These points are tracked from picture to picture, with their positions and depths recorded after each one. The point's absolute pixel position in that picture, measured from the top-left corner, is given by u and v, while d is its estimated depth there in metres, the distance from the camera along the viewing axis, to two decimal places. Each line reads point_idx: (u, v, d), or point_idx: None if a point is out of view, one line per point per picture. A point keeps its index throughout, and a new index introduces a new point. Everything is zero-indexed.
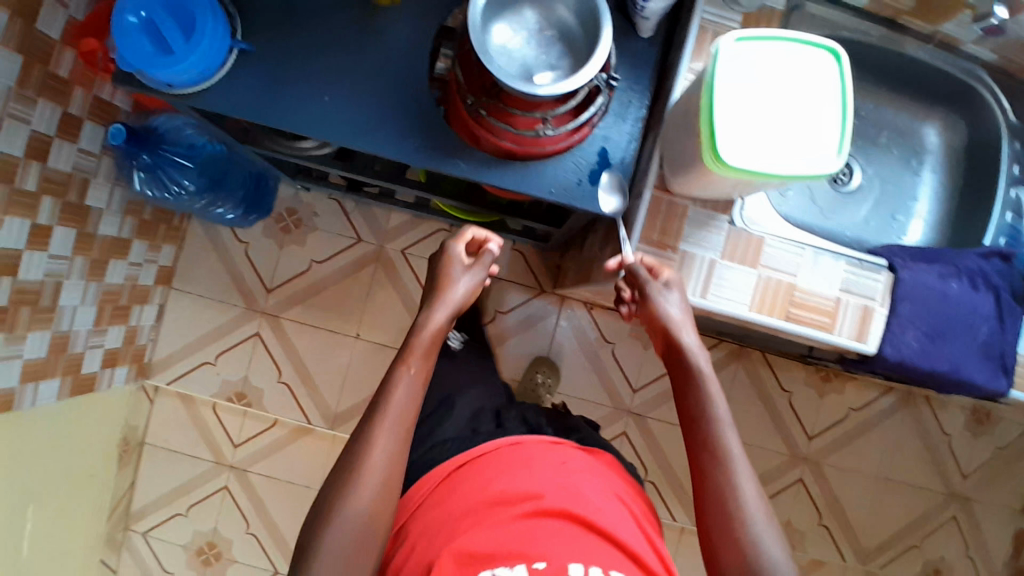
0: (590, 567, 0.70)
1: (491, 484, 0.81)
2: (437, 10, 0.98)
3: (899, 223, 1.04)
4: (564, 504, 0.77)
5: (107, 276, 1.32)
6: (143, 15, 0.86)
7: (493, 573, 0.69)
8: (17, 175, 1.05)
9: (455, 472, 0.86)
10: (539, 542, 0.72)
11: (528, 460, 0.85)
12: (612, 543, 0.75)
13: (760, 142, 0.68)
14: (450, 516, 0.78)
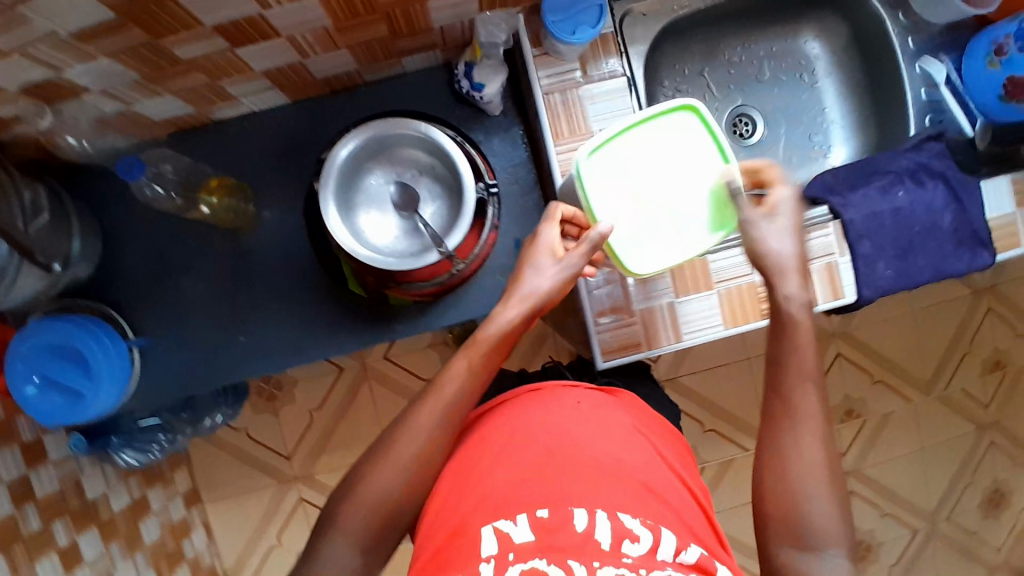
0: (597, 512, 0.63)
1: (507, 435, 0.71)
2: (293, 194, 0.93)
3: (820, 140, 1.03)
4: (570, 446, 0.69)
5: (145, 538, 1.32)
6: (37, 377, 0.83)
7: (494, 525, 0.63)
8: (20, 522, 1.03)
9: (470, 428, 0.77)
10: (553, 484, 0.65)
11: (541, 401, 0.75)
12: (633, 486, 0.66)
13: (659, 231, 0.75)
14: (449, 479, 0.70)
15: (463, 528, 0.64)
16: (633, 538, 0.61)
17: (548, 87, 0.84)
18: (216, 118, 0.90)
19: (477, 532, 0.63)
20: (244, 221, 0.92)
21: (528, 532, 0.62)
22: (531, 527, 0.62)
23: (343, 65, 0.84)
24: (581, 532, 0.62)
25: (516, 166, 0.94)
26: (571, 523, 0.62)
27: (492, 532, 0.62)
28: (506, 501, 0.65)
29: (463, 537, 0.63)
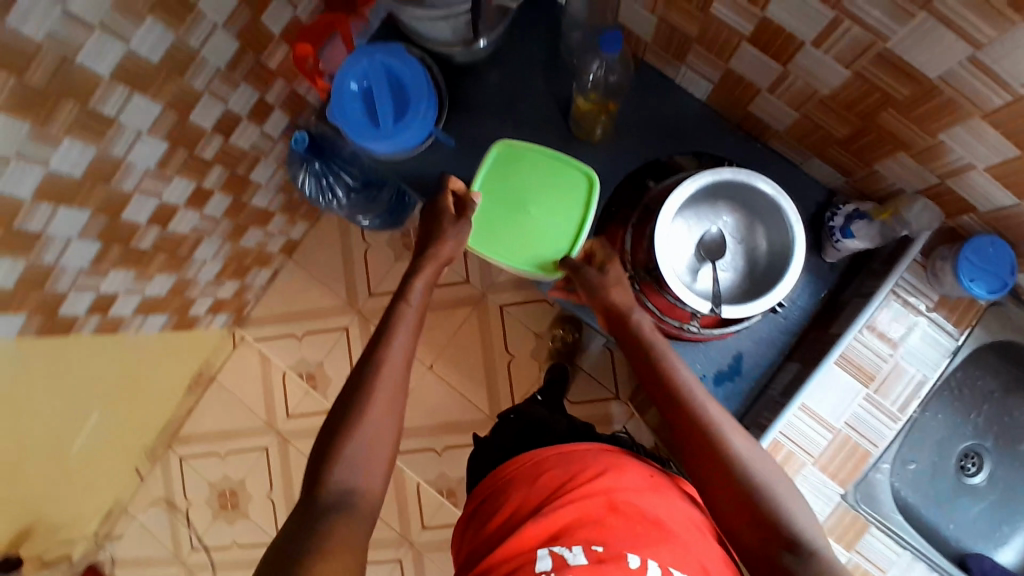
0: (649, 560, 0.64)
1: (571, 473, 0.73)
2: (636, 156, 0.96)
3: (1003, 534, 0.96)
4: (631, 501, 0.70)
5: (242, 239, 1.39)
6: (364, 85, 0.90)
7: (550, 551, 0.65)
8: (200, 143, 1.10)
9: (527, 460, 0.78)
10: (610, 528, 0.67)
11: (612, 458, 0.76)
12: (686, 550, 0.67)
13: (505, 240, 0.91)
14: (512, 508, 0.73)
15: (520, 544, 0.67)
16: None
17: (900, 289, 0.84)
18: (644, 58, 0.94)
19: (534, 551, 0.66)
20: (584, 132, 0.95)
21: (582, 557, 0.64)
22: (585, 555, 0.64)
23: (778, 122, 0.87)
24: (632, 569, 0.62)
25: (795, 306, 0.92)
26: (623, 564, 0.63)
27: (550, 553, 0.65)
28: (569, 527, 0.67)
29: (525, 552, 0.66)
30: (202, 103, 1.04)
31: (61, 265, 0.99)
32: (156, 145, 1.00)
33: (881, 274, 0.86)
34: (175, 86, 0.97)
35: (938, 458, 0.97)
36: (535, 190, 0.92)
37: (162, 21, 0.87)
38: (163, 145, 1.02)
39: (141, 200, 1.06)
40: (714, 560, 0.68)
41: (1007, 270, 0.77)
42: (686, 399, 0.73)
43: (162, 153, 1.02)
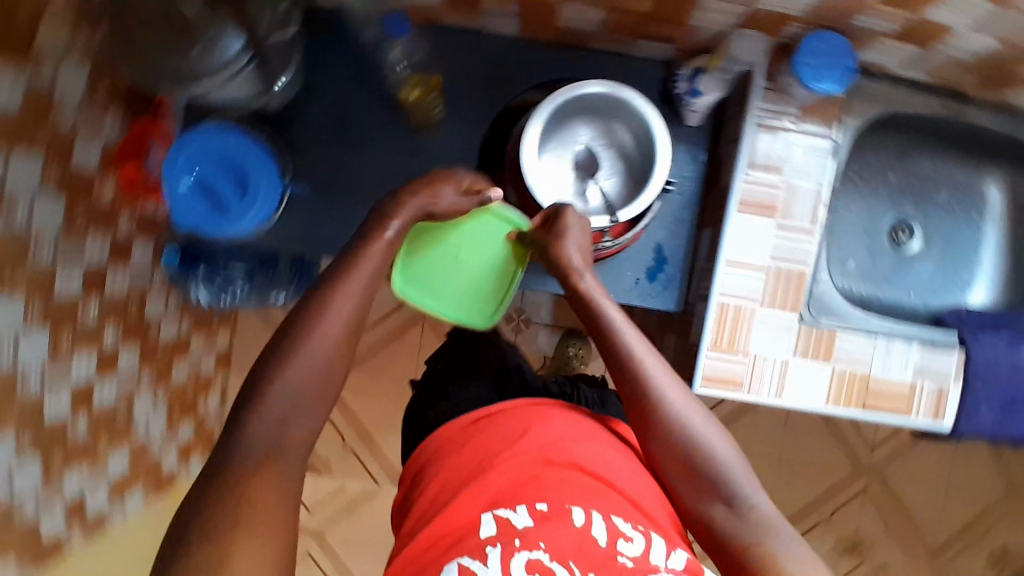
0: (594, 513, 0.62)
1: (505, 437, 0.69)
2: (480, 118, 0.96)
3: (963, 278, 1.03)
4: (568, 454, 0.67)
5: (174, 377, 1.35)
6: (196, 173, 0.85)
7: (494, 514, 0.62)
8: (79, 313, 1.04)
9: (457, 422, 0.74)
10: (549, 485, 0.63)
11: (542, 410, 0.73)
12: (626, 494, 0.65)
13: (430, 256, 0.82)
14: (443, 479, 0.68)
15: (457, 513, 0.63)
16: (628, 538, 0.60)
17: (760, 118, 0.87)
18: (442, 23, 0.93)
19: (478, 515, 0.62)
20: (427, 120, 0.94)
21: (527, 519, 0.60)
22: (529, 515, 0.61)
23: (588, 22, 0.88)
24: (577, 527, 0.60)
25: (683, 177, 0.97)
26: (567, 521, 0.60)
27: (492, 519, 0.61)
28: (509, 495, 0.63)
29: (459, 521, 0.62)
30: (60, 277, 0.98)
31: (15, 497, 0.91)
32: (38, 337, 0.94)
33: (741, 111, 0.89)
34: (26, 271, 0.90)
35: (870, 244, 1.02)
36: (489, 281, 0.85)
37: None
38: (44, 334, 0.96)
39: (55, 395, 0.98)
40: (650, 494, 0.67)
41: (844, 54, 0.80)
42: (624, 350, 0.70)
43: (46, 340, 0.96)
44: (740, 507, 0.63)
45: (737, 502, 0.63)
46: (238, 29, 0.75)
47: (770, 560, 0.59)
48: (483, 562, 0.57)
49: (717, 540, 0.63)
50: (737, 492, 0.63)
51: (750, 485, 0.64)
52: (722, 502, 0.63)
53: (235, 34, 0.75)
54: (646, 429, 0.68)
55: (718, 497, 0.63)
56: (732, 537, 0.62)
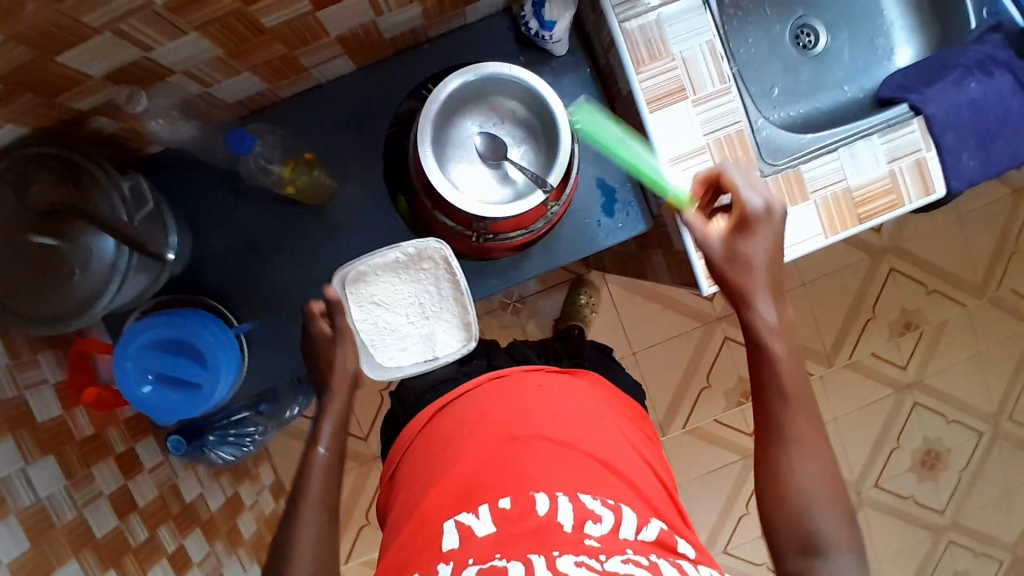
0: (557, 497, 0.64)
1: (468, 427, 0.74)
2: (369, 161, 0.91)
3: (883, 45, 1.02)
4: (534, 432, 0.71)
5: (244, 534, 1.35)
6: (152, 375, 0.82)
7: (457, 520, 0.65)
8: (127, 536, 1.04)
9: (433, 419, 0.80)
10: (516, 470, 0.67)
11: (507, 389, 0.78)
12: (594, 465, 0.69)
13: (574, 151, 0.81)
14: (419, 484, 0.74)
15: (427, 523, 0.67)
16: (595, 519, 0.62)
17: (621, 14, 0.83)
18: (280, 97, 0.88)
19: (442, 527, 0.66)
20: (326, 196, 0.89)
21: (487, 525, 0.63)
22: (491, 518, 0.64)
23: (411, 20, 0.83)
24: (543, 515, 0.63)
25: (584, 105, 0.93)
26: (530, 507, 0.64)
27: (456, 527, 0.65)
28: (476, 489, 0.67)
29: (433, 530, 0.66)
30: (91, 517, 0.98)
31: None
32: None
33: (600, 17, 0.85)
34: (59, 535, 0.90)
35: (784, 62, 1.00)
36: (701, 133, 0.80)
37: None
38: (110, 574, 0.98)
39: None
40: (620, 460, 0.72)
41: None
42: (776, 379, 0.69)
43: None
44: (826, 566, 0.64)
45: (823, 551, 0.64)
46: (95, 227, 0.73)
47: None
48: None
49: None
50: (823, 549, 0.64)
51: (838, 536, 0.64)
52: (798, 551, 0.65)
53: (99, 234, 0.73)
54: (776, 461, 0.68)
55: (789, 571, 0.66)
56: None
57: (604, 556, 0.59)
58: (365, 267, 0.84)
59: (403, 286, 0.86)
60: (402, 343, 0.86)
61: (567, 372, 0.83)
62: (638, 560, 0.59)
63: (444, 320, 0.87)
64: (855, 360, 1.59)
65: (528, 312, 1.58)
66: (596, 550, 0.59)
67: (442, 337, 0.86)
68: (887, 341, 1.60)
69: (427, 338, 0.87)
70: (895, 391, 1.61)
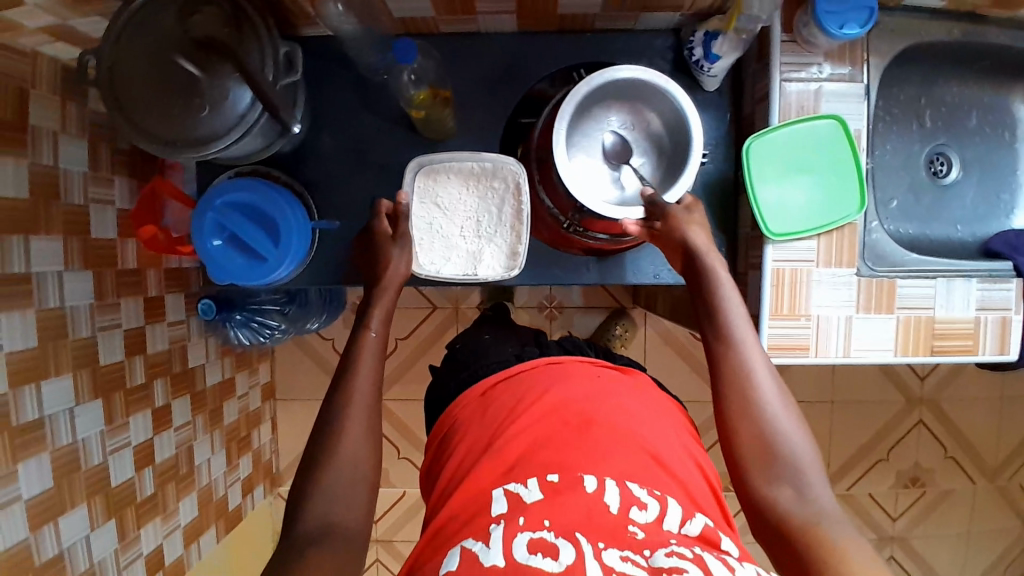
0: (606, 480, 0.68)
1: (520, 399, 0.79)
2: (494, 118, 0.93)
3: (1007, 200, 1.01)
4: (586, 415, 0.76)
5: (225, 418, 1.37)
6: (225, 233, 0.85)
7: (506, 488, 0.70)
8: (126, 375, 1.07)
9: (490, 391, 0.84)
10: (566, 453, 0.72)
11: (564, 373, 0.83)
12: (643, 454, 0.73)
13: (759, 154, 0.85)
14: (466, 449, 0.78)
15: (478, 488, 0.71)
16: (641, 506, 0.66)
17: (786, 73, 0.85)
18: (439, 30, 0.90)
19: (491, 493, 0.70)
20: (442, 134, 0.92)
21: (536, 493, 0.67)
22: (539, 488, 0.68)
23: (589, 5, 0.84)
24: (591, 492, 0.67)
25: (712, 146, 0.94)
26: (579, 487, 0.67)
27: (505, 495, 0.68)
28: (525, 465, 0.71)
29: (480, 494, 0.70)
30: (102, 343, 1.01)
31: (95, 563, 0.99)
32: (92, 409, 0.99)
33: (762, 69, 0.86)
34: (69, 348, 0.94)
35: (910, 179, 1.00)
36: (855, 194, 0.84)
37: (13, 309, 0.85)
38: (98, 403, 1.00)
39: (117, 458, 1.04)
40: (669, 453, 0.75)
41: None
42: (735, 342, 0.73)
43: (101, 410, 1.01)
44: (807, 494, 0.66)
45: (795, 480, 0.67)
46: (239, 78, 0.75)
47: (819, 540, 0.62)
48: (485, 542, 0.63)
49: (765, 511, 0.67)
50: (800, 473, 0.67)
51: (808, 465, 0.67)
52: (775, 482, 0.67)
53: (239, 85, 0.75)
54: (734, 411, 0.71)
55: (753, 487, 0.69)
56: (789, 517, 0.65)
57: (648, 551, 0.61)
58: (442, 165, 0.87)
59: (467, 198, 0.87)
60: (448, 248, 0.87)
61: (619, 368, 0.88)
62: (681, 553, 0.61)
63: (494, 243, 0.88)
64: (848, 493, 1.58)
65: (562, 322, 1.59)
66: (642, 544, 0.62)
67: (487, 258, 0.87)
68: (888, 488, 1.58)
69: (472, 256, 0.88)
70: (876, 538, 1.60)
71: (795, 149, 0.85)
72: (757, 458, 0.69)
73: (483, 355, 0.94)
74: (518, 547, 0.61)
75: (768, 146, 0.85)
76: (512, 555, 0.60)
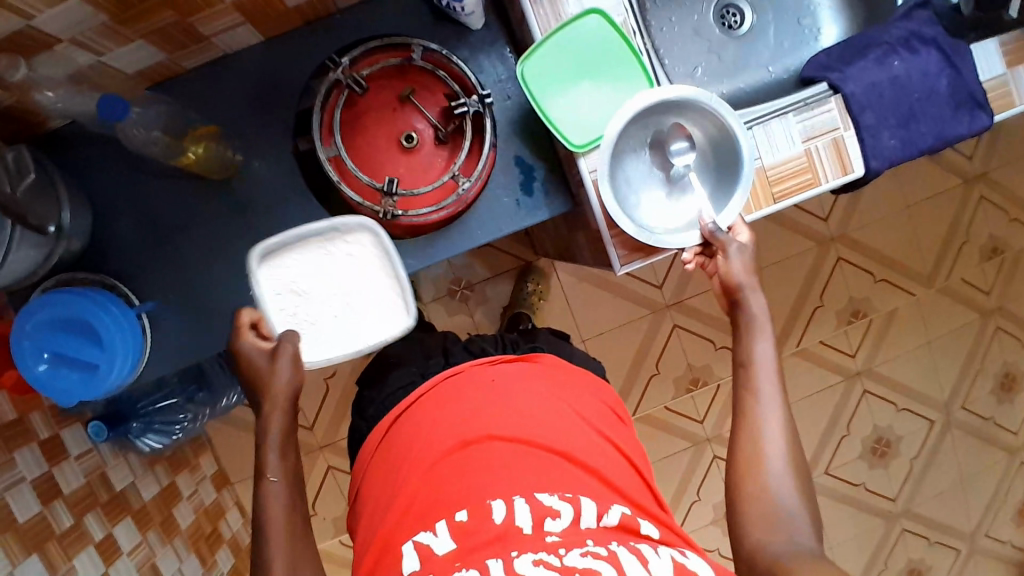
0: (514, 501, 0.67)
1: (423, 435, 0.76)
2: (280, 137, 0.90)
3: (809, 25, 1.01)
4: (484, 433, 0.74)
5: (181, 522, 1.33)
6: (48, 354, 0.81)
7: (416, 539, 0.67)
8: (52, 522, 1.02)
9: (390, 430, 0.82)
10: (469, 479, 0.70)
11: (457, 390, 0.80)
12: (549, 457, 0.72)
13: (540, 74, 0.83)
14: (380, 501, 0.76)
15: (392, 544, 0.69)
16: (552, 517, 0.65)
17: None
18: (186, 66, 0.86)
19: (400, 550, 0.68)
20: (230, 171, 0.88)
21: (446, 540, 0.65)
22: (448, 533, 0.66)
23: None
24: (500, 521, 0.65)
25: (506, 84, 0.91)
26: (486, 518, 0.65)
27: (416, 546, 0.67)
28: (434, 508, 0.69)
29: (394, 552, 0.68)
30: (13, 501, 0.96)
31: None
32: (31, 565, 0.94)
33: None
34: None
35: (706, 43, 0.99)
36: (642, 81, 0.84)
37: None
38: (34, 560, 0.95)
39: None
40: (576, 447, 0.74)
41: None
42: (755, 386, 0.75)
43: (41, 562, 0.96)
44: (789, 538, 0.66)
45: (776, 529, 0.67)
46: None
47: None
48: None
49: (752, 560, 0.66)
50: (782, 517, 0.68)
51: (794, 524, 0.67)
52: (764, 524, 0.68)
53: None
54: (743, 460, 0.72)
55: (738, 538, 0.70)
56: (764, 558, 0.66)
57: (564, 551, 0.61)
58: (283, 246, 0.81)
59: (328, 270, 0.83)
60: (335, 327, 0.83)
61: (520, 358, 0.85)
62: (596, 552, 0.61)
63: (382, 301, 0.84)
64: (803, 348, 1.62)
65: (476, 299, 1.56)
66: (557, 544, 0.62)
67: (380, 321, 0.84)
68: (834, 330, 1.63)
69: (363, 326, 0.84)
70: (844, 379, 1.65)
71: (568, 55, 0.83)
72: (754, 516, 0.69)
73: (379, 384, 0.92)
74: None
75: (544, 64, 0.83)
76: None
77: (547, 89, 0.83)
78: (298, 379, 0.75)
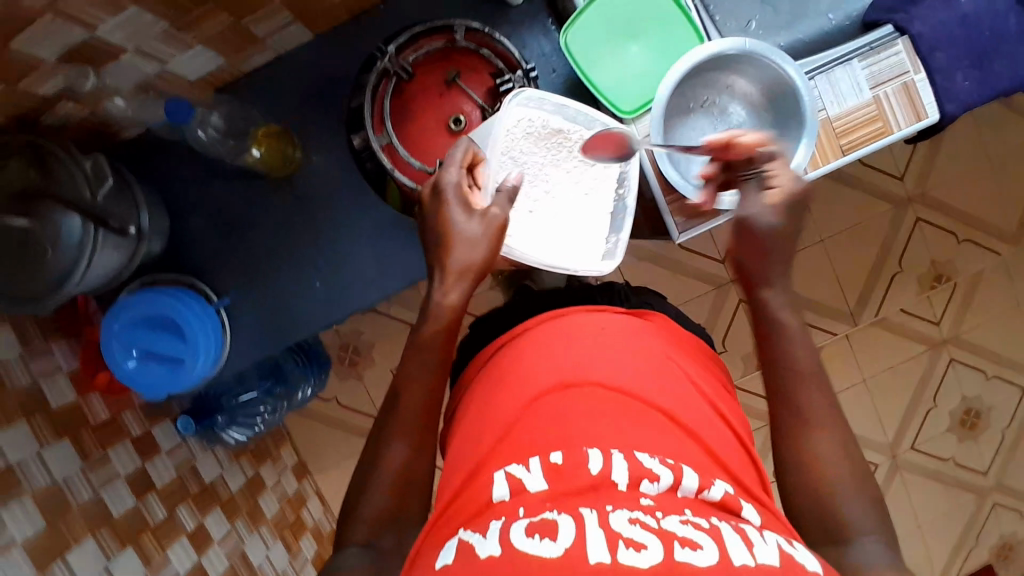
0: (614, 454, 0.60)
1: (524, 374, 0.70)
2: (335, 130, 0.92)
3: None
4: (588, 382, 0.68)
5: (266, 512, 1.36)
6: (137, 351, 0.84)
7: (505, 472, 0.60)
8: (146, 514, 1.05)
9: (490, 360, 0.77)
10: (573, 425, 0.63)
11: (557, 336, 0.74)
12: (653, 415, 0.66)
13: (586, 44, 0.82)
14: (469, 430, 0.69)
15: (476, 475, 0.62)
16: (652, 479, 0.58)
17: None
18: (243, 69, 0.88)
19: (487, 478, 0.61)
20: (293, 166, 0.91)
21: (541, 480, 0.58)
22: (543, 474, 0.59)
23: None
24: (598, 472, 0.58)
25: (551, 59, 0.91)
26: (583, 464, 0.59)
27: (506, 477, 0.60)
28: (529, 445, 0.62)
29: (476, 482, 0.61)
30: (109, 497, 0.99)
31: None
32: (128, 558, 0.97)
33: None
34: (78, 513, 0.92)
35: None
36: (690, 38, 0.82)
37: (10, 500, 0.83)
38: (130, 551, 0.98)
39: None
40: (683, 411, 0.68)
41: None
42: None
43: (137, 556, 0.99)
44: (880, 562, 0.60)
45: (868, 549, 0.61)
46: (64, 207, 0.74)
47: None
48: (482, 532, 0.53)
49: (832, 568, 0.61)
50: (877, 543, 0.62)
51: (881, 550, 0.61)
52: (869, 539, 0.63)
53: (66, 213, 0.74)
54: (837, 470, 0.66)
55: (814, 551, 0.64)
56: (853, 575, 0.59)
57: (661, 514, 0.54)
58: (538, 114, 0.81)
59: (557, 160, 0.83)
60: (537, 232, 0.82)
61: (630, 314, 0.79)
62: (697, 522, 0.53)
63: (585, 240, 0.84)
64: (882, 318, 1.54)
65: None
66: (653, 507, 0.55)
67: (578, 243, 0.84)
68: (915, 297, 1.53)
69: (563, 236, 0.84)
70: (928, 348, 1.56)
71: (610, 20, 0.82)
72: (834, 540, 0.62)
73: None
74: (515, 528, 0.52)
75: (589, 33, 0.82)
76: (509, 542, 0.50)
77: (594, 58, 0.83)
78: (489, 262, 0.72)
